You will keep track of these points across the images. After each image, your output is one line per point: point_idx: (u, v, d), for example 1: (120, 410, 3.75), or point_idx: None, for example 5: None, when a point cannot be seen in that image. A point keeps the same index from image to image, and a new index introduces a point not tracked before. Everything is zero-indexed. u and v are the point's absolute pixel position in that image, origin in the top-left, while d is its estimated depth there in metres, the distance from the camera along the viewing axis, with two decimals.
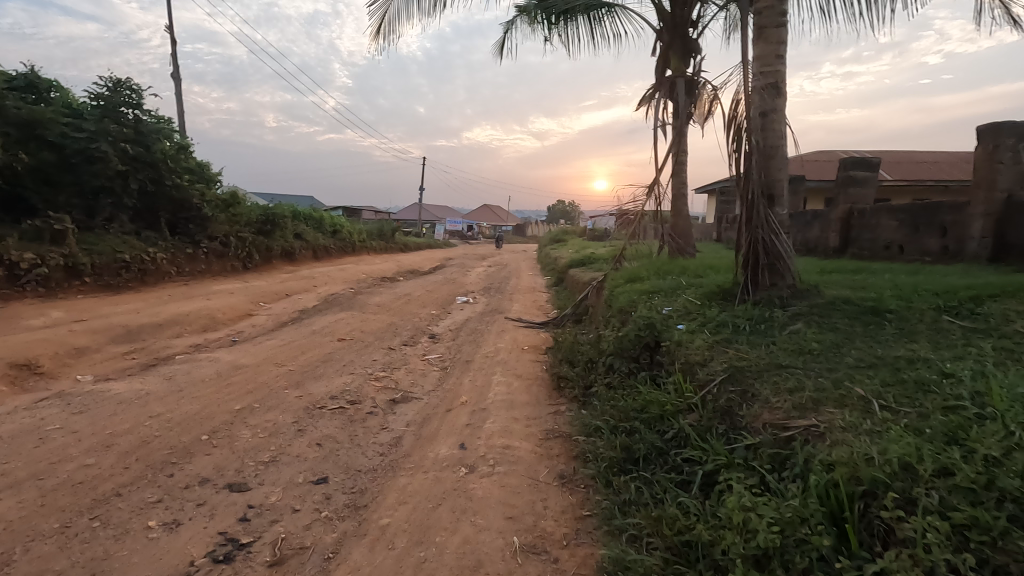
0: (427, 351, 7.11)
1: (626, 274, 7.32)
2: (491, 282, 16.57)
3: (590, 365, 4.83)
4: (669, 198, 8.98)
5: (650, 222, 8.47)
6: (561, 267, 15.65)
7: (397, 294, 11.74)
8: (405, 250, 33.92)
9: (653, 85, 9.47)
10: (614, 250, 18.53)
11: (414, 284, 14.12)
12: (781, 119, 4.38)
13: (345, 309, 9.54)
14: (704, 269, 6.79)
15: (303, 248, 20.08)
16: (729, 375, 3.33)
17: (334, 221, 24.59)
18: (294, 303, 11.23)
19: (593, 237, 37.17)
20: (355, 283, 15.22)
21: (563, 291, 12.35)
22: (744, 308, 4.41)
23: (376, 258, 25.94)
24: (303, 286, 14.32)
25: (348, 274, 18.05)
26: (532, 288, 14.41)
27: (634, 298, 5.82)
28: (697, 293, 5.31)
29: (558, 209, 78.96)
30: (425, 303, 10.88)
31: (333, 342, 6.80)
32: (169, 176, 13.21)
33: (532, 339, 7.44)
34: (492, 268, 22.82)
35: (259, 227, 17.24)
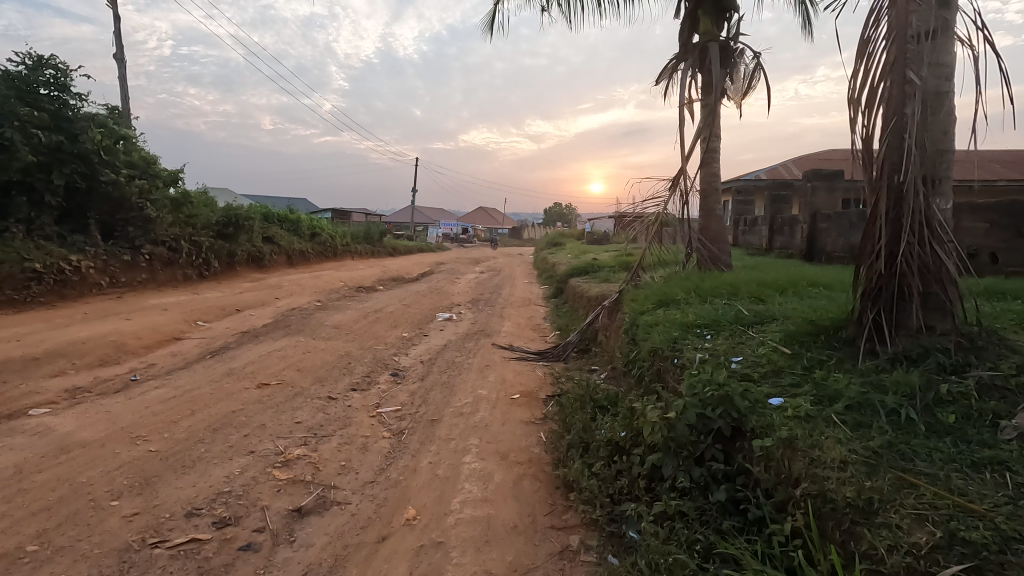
0: (383, 400, 5.21)
1: (652, 294, 5.46)
2: (481, 292, 14.64)
3: (618, 457, 2.97)
4: (698, 193, 7.14)
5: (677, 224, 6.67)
6: (560, 276, 13.73)
7: (367, 310, 9.81)
8: (393, 254, 31.98)
9: (677, 54, 7.58)
10: (619, 256, 16.72)
11: (391, 297, 12.21)
12: (952, 44, 2.53)
13: (292, 331, 7.62)
14: (763, 290, 4.92)
15: (274, 253, 18.12)
16: (963, 562, 1.50)
17: (312, 223, 22.62)
18: (240, 323, 9.31)
19: (591, 240, 35.36)
20: (325, 294, 13.32)
21: (564, 306, 10.47)
22: (888, 375, 2.56)
23: (360, 264, 23.99)
24: (263, 298, 12.42)
25: (322, 283, 16.14)
26: (527, 301, 12.47)
27: (676, 336, 3.95)
28: (777, 332, 3.46)
29: (555, 211, 77.15)
30: (397, 324, 8.96)
31: (251, 391, 4.91)
32: (103, 170, 11.27)
33: (525, 380, 5.58)
34: (484, 276, 20.89)
35: (220, 230, 15.32)
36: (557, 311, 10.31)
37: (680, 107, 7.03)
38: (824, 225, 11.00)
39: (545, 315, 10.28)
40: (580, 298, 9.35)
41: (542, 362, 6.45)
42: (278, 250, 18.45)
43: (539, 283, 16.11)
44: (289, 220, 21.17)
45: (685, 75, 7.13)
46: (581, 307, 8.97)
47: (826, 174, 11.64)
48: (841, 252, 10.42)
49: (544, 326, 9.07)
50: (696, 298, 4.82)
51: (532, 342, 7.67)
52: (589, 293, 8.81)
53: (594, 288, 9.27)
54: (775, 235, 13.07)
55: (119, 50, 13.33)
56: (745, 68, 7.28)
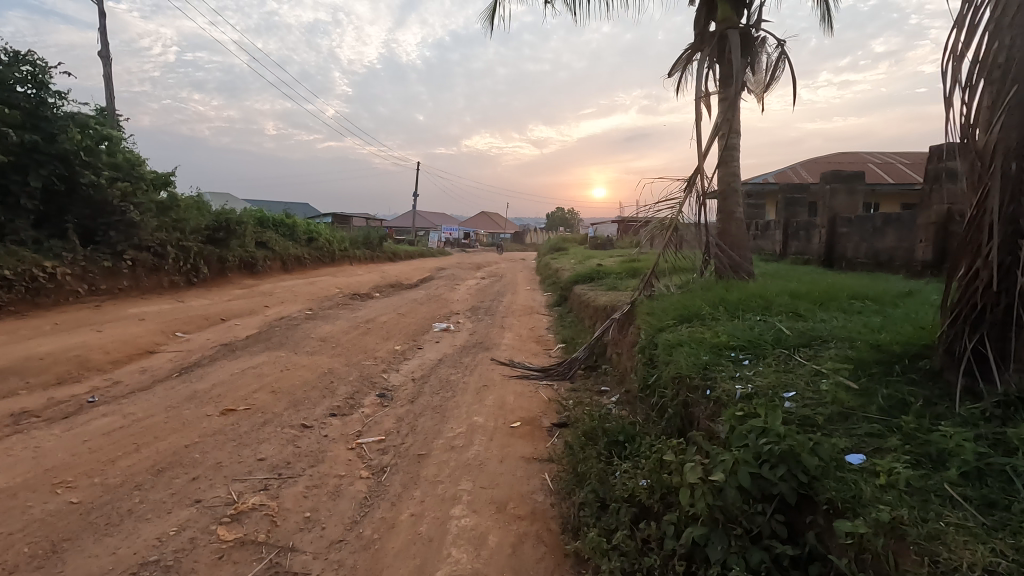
0: (365, 428, 4.59)
1: (669, 306, 4.85)
2: (482, 299, 14.04)
3: (645, 525, 2.34)
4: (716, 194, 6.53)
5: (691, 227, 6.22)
6: (564, 283, 13.11)
7: (358, 321, 9.21)
8: (393, 260, 31.41)
9: (691, 44, 7.00)
10: (625, 262, 16.11)
11: (386, 305, 11.59)
12: None
13: (274, 344, 7.02)
14: (799, 304, 4.30)
15: (269, 258, 17.56)
16: None
17: (309, 228, 22.06)
18: (223, 334, 8.70)
19: (594, 244, 34.75)
20: (317, 302, 12.72)
21: (569, 316, 9.86)
22: (1006, 426, 1.95)
23: (358, 269, 23.41)
24: (252, 306, 11.83)
25: (316, 289, 15.55)
26: (530, 309, 11.85)
27: (706, 361, 3.32)
28: (835, 359, 2.84)
29: (558, 216, 76.64)
30: (390, 336, 8.34)
31: (213, 418, 4.29)
32: (83, 172, 10.73)
33: (527, 404, 4.96)
34: (485, 282, 20.31)
35: (210, 234, 14.75)
36: (561, 321, 9.70)
37: (696, 101, 6.46)
38: (845, 229, 10.37)
39: (549, 325, 9.68)
40: (586, 308, 8.74)
41: (547, 381, 5.82)
42: (272, 256, 17.88)
43: (542, 290, 15.50)
44: (285, 225, 20.63)
45: (702, 65, 6.54)
46: (588, 317, 8.35)
47: (845, 175, 10.91)
48: (863, 258, 9.79)
49: (548, 337, 8.44)
50: (724, 313, 4.21)
51: (535, 356, 7.05)
52: (596, 302, 8.21)
53: (601, 297, 8.67)
54: (790, 240, 12.42)
55: (105, 48, 12.81)
56: (766, 58, 6.67)
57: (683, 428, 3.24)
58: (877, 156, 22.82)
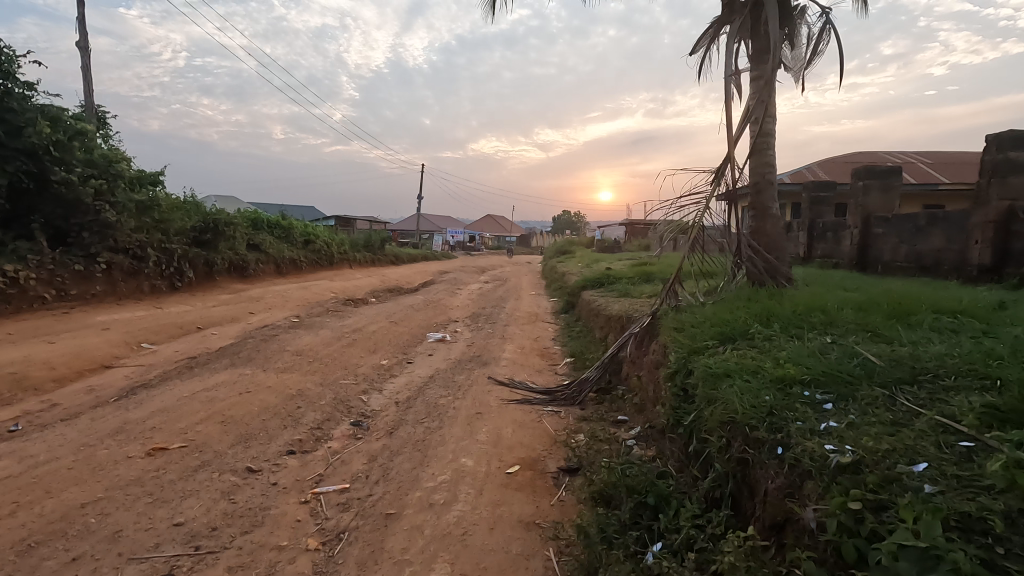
0: (327, 471, 3.72)
1: (703, 320, 3.97)
2: (483, 304, 13.20)
3: None
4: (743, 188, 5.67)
5: (719, 226, 5.46)
6: (571, 288, 12.23)
7: (345, 330, 8.36)
8: (395, 263, 30.68)
9: (717, 18, 6.14)
10: (636, 265, 15.23)
11: (379, 311, 10.74)
12: None
13: (242, 358, 6.16)
14: (871, 320, 3.42)
15: (261, 261, 16.77)
16: None
17: (305, 230, 21.28)
18: (194, 345, 7.86)
19: (601, 247, 33.89)
20: (307, 308, 11.91)
21: (576, 326, 8.97)
22: None
23: (357, 273, 22.60)
24: (236, 312, 11.04)
25: (309, 294, 14.77)
26: (534, 316, 10.97)
27: (771, 402, 2.43)
28: (974, 412, 1.96)
29: (564, 219, 75.95)
30: (378, 347, 7.48)
31: (135, 462, 3.44)
32: (53, 168, 9.97)
33: (528, 439, 4.09)
34: (488, 286, 19.48)
35: (197, 236, 13.99)
36: (568, 331, 8.81)
37: (724, 81, 5.61)
38: (880, 230, 9.44)
39: (555, 335, 8.81)
40: (597, 317, 7.86)
41: (554, 406, 4.97)
42: (264, 259, 17.09)
43: (547, 295, 14.63)
44: (281, 227, 19.85)
45: (729, 41, 5.68)
46: (599, 329, 7.46)
47: (879, 171, 9.90)
48: (903, 262, 8.86)
49: (553, 350, 7.55)
50: (778, 331, 3.32)
51: (539, 374, 6.17)
52: (609, 311, 7.33)
53: (612, 305, 7.81)
54: (815, 242, 11.49)
55: (83, 38, 12.06)
56: (805, 32, 5.78)
57: (739, 496, 2.37)
58: (896, 155, 21.85)
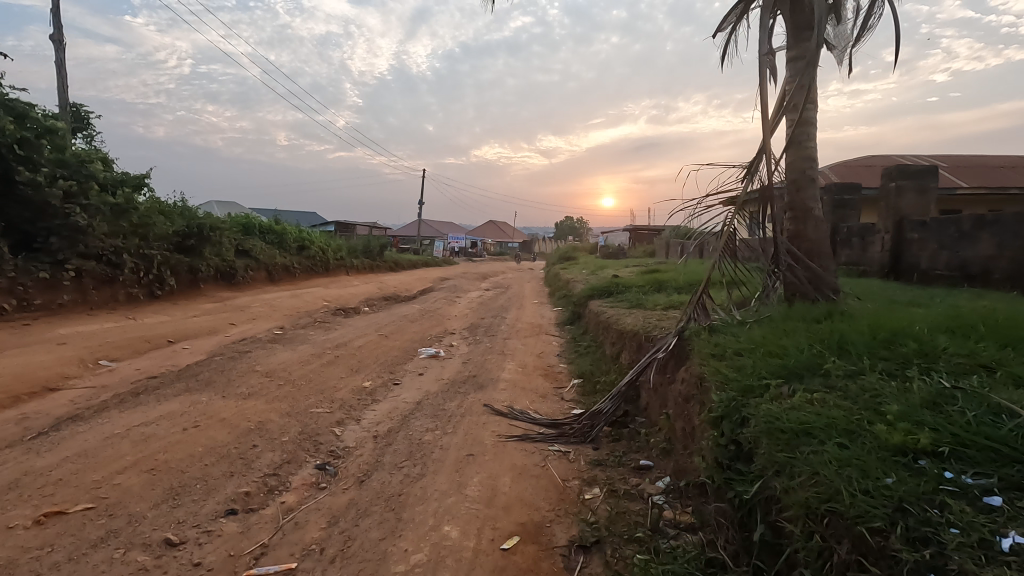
0: (273, 540, 2.90)
1: (750, 346, 3.16)
2: (482, 314, 12.39)
3: None
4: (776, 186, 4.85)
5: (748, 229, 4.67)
6: (576, 297, 11.42)
7: (328, 345, 7.56)
8: (394, 269, 29.91)
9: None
10: (644, 273, 14.41)
11: (369, 323, 9.95)
12: None
13: (201, 380, 5.37)
14: (982, 349, 2.60)
15: (251, 269, 16.01)
16: None
17: (300, 236, 20.54)
18: (158, 362, 7.07)
19: (605, 254, 33.08)
20: (294, 318, 11.12)
21: (583, 341, 8.15)
22: None
23: (354, 280, 21.83)
24: (216, 323, 10.26)
25: (300, 303, 14.00)
26: (537, 329, 10.15)
27: (897, 488, 1.62)
28: None
29: (567, 225, 75.27)
30: (361, 366, 6.67)
31: (16, 536, 2.65)
32: (18, 168, 9.25)
33: (530, 495, 3.25)
34: (489, 293, 18.67)
35: (181, 241, 13.25)
36: (575, 346, 7.99)
37: (758, 61, 4.82)
38: (916, 234, 8.60)
39: (561, 350, 7.98)
40: (609, 331, 7.03)
41: (561, 444, 4.16)
42: (255, 265, 16.35)
43: (551, 304, 13.82)
44: (273, 232, 19.12)
45: (764, 16, 4.91)
46: (611, 346, 6.63)
47: (913, 171, 9.04)
48: (944, 269, 8.02)
49: (559, 370, 6.73)
50: (862, 367, 2.50)
51: (543, 400, 5.34)
52: (623, 326, 6.51)
53: (626, 318, 6.98)
54: (839, 248, 10.64)
55: (57, 32, 11.42)
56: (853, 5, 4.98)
57: None
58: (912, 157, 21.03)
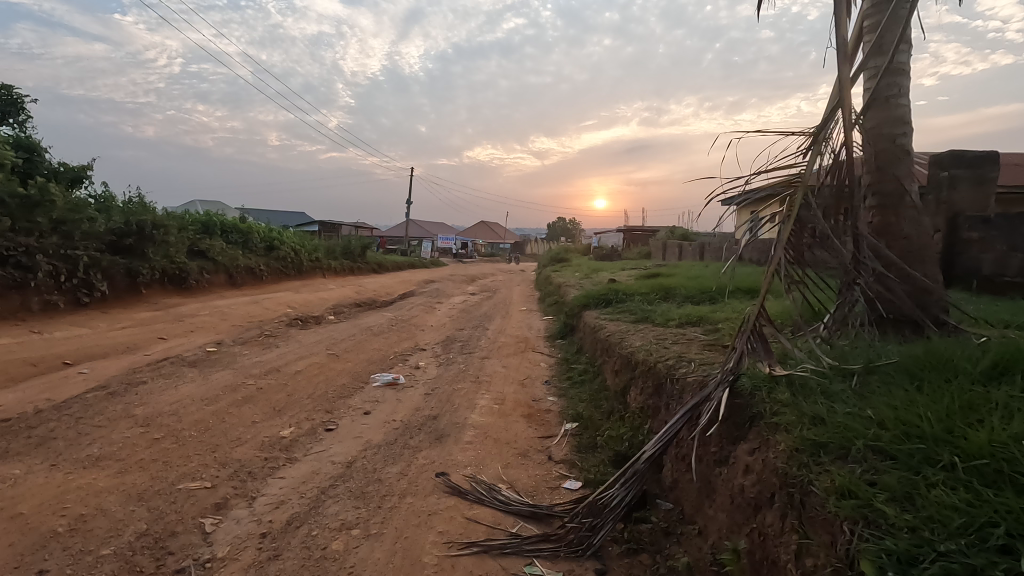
0: None
1: (901, 433, 1.68)
2: (462, 325, 10.85)
3: None
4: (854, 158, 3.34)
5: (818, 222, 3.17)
6: (569, 306, 9.91)
7: (256, 369, 5.99)
8: (377, 272, 28.30)
9: None
10: (646, 277, 12.96)
11: (323, 337, 8.39)
12: None
13: (36, 436, 3.79)
14: None
15: (207, 272, 14.38)
16: None
17: (269, 235, 18.87)
18: (30, 395, 5.48)
19: (600, 255, 31.65)
20: (240, 331, 9.55)
21: (578, 364, 6.64)
22: None
23: (328, 284, 20.21)
24: (142, 338, 8.66)
25: (257, 311, 12.41)
26: (524, 344, 8.61)
27: None
28: None
29: (560, 226, 73.75)
30: (289, 403, 5.11)
31: None
32: None
33: None
34: (475, 299, 17.14)
35: (118, 242, 11.64)
36: (568, 371, 6.47)
37: None
38: (976, 233, 7.15)
39: (551, 376, 6.46)
40: (612, 357, 5.51)
41: (545, 558, 2.66)
42: (212, 268, 14.73)
43: (541, 313, 12.32)
44: (238, 231, 17.47)
45: None
46: (616, 378, 5.11)
47: (969, 158, 7.61)
48: None
49: (547, 408, 5.21)
50: None
51: (521, 463, 3.80)
52: (630, 351, 5.00)
53: (634, 340, 5.47)
54: None
55: None
56: None
57: None
58: None
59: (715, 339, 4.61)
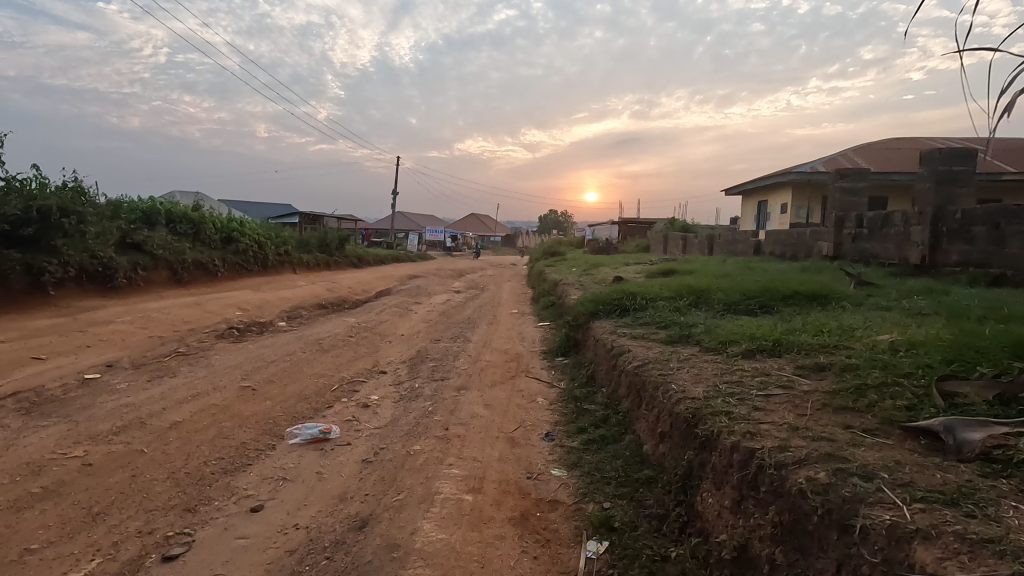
0: None
1: None
2: (440, 335, 8.85)
3: None
4: None
5: None
6: (571, 312, 7.93)
7: (107, 423, 3.94)
8: (357, 266, 26.17)
9: None
10: (660, 276, 10.99)
11: (250, 357, 6.33)
12: None
13: None
14: None
15: (142, 269, 12.22)
16: None
17: (226, 225, 16.65)
18: None
19: (597, 248, 29.69)
20: (152, 346, 7.46)
21: (592, 405, 4.67)
22: None
23: (298, 280, 18.08)
24: (11, 357, 6.57)
25: (194, 315, 10.32)
26: (515, 365, 6.61)
27: None
28: None
29: (552, 219, 71.68)
30: (122, 500, 3.06)
31: None
32: None
33: None
34: (460, 298, 15.14)
35: (17, 232, 9.50)
36: (578, 419, 4.49)
37: None
38: None
39: (555, 425, 4.47)
40: (655, 410, 3.51)
41: None
42: (150, 264, 12.59)
43: (535, 318, 10.35)
44: (189, 220, 15.25)
45: None
46: (670, 452, 3.12)
47: None
48: None
49: (553, 498, 3.23)
50: None
51: None
52: (692, 407, 3.01)
53: (689, 383, 3.47)
54: (948, 241, 7.72)
55: None
56: None
57: None
58: (947, 141, 18.46)
59: (847, 396, 2.64)
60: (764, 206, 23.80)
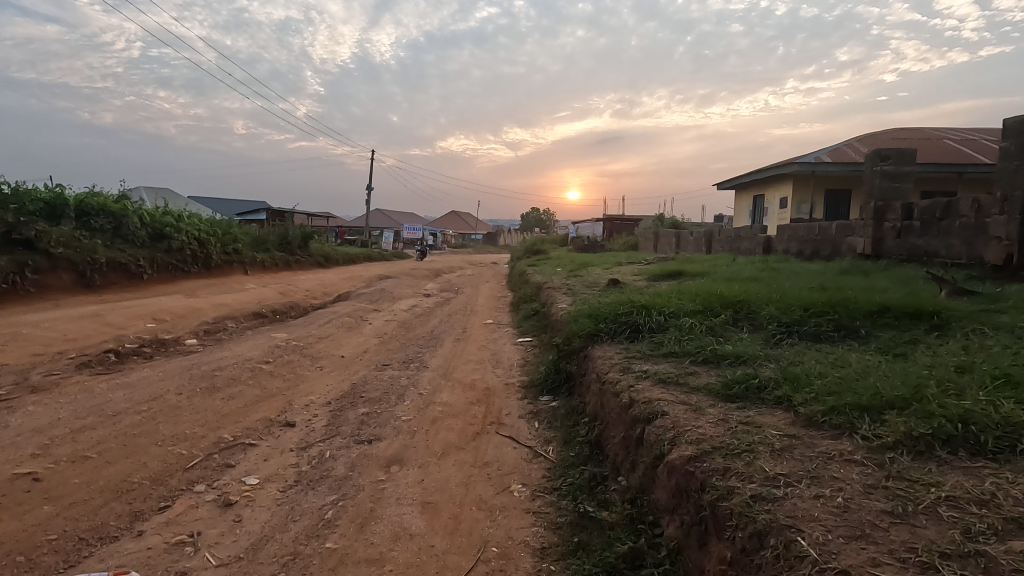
0: None
1: None
2: (389, 357, 6.81)
3: None
4: None
5: None
6: (561, 328, 5.96)
7: None
8: (323, 265, 23.96)
9: None
10: (665, 277, 9.12)
11: (87, 406, 4.24)
12: None
13: None
14: None
15: (32, 271, 9.99)
16: None
17: (158, 220, 14.39)
18: None
19: (582, 247, 27.81)
20: None
21: (604, 513, 2.71)
22: None
23: (245, 281, 15.86)
24: None
25: (81, 329, 8.14)
26: (481, 410, 4.64)
27: None
28: None
29: (534, 216, 69.69)
30: None
31: None
32: None
33: None
34: (430, 303, 13.07)
35: None
36: (584, 547, 2.53)
37: None
38: None
39: (541, 561, 2.50)
40: None
41: None
42: (44, 265, 10.36)
43: (514, 332, 8.38)
44: (108, 213, 12.97)
45: None
46: None
47: None
48: None
49: None
50: None
51: None
52: None
53: (844, 542, 1.55)
54: None
55: None
56: None
57: None
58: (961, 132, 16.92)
59: None
60: (762, 200, 22.10)
